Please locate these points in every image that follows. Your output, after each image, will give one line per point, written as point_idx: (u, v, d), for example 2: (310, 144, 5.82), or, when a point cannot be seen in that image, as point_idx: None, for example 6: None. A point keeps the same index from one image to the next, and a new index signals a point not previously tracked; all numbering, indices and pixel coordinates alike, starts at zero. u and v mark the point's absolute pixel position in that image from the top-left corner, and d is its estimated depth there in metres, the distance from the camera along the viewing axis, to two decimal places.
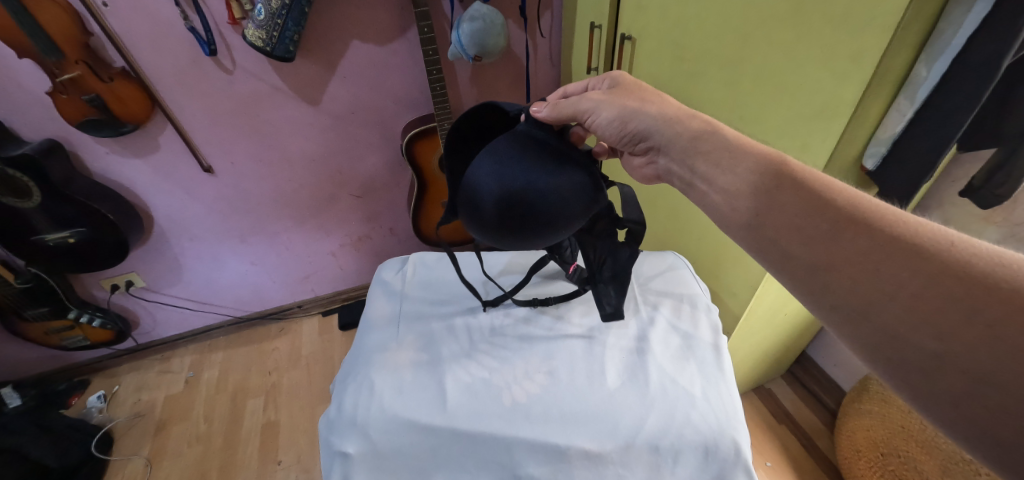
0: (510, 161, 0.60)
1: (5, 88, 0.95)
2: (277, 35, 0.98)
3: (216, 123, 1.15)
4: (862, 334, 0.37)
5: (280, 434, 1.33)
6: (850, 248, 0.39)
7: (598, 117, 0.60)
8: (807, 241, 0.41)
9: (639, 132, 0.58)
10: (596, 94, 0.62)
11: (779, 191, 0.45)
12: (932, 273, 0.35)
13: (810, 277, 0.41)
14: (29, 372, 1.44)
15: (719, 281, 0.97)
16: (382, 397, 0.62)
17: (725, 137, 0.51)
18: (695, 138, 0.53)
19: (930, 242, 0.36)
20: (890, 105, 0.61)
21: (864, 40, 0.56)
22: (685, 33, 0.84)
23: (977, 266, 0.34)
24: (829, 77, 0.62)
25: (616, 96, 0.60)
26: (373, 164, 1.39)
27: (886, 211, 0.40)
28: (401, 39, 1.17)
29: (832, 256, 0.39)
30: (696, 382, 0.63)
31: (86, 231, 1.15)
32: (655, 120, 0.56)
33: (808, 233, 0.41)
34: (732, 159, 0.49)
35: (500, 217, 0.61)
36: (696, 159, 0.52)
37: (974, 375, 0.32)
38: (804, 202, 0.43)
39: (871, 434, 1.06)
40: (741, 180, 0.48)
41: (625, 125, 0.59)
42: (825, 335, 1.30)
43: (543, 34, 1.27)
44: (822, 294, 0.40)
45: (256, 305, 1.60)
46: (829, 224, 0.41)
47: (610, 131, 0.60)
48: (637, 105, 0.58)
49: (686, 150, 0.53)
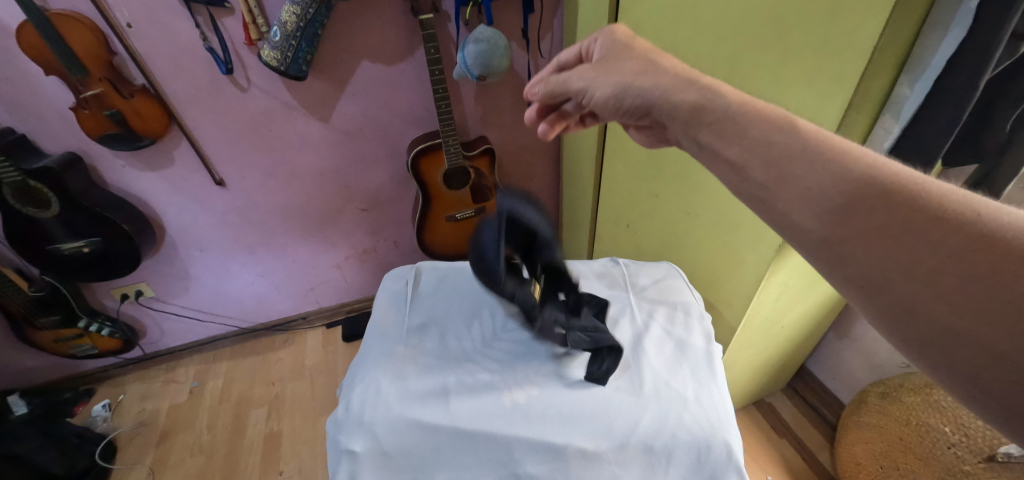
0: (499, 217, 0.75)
1: (31, 104, 1.00)
2: (291, 55, 1.03)
3: (229, 137, 1.20)
4: (878, 308, 0.36)
5: (282, 445, 1.35)
6: (865, 222, 0.36)
7: (591, 96, 0.61)
8: (818, 213, 0.39)
9: (634, 107, 0.57)
10: (588, 71, 0.62)
11: (786, 160, 0.42)
12: (955, 246, 0.32)
13: (824, 251, 0.39)
14: (36, 380, 1.46)
15: (716, 292, 0.99)
16: (388, 398, 0.65)
17: (727, 103, 0.48)
18: (695, 108, 0.50)
19: (954, 211, 0.33)
20: (874, 123, 0.66)
21: (844, 63, 0.60)
22: (679, 54, 0.87)
23: (1004, 236, 0.30)
24: (814, 96, 0.66)
25: (607, 71, 0.59)
26: (379, 178, 1.43)
27: (906, 178, 0.36)
28: (408, 60, 1.22)
29: (846, 230, 0.37)
30: (688, 385, 0.65)
31: (100, 241, 1.18)
32: (650, 94, 0.54)
33: (821, 204, 0.39)
34: (736, 128, 0.46)
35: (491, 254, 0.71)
36: (698, 131, 0.49)
37: (994, 354, 0.30)
38: (816, 171, 0.40)
39: (869, 446, 1.06)
40: (747, 151, 0.45)
41: (620, 103, 0.58)
42: (823, 349, 1.32)
43: (545, 55, 1.32)
44: (838, 267, 0.38)
45: (262, 316, 1.63)
46: (841, 196, 0.38)
47: (605, 108, 0.61)
48: (631, 79, 0.56)
49: (685, 125, 0.51)
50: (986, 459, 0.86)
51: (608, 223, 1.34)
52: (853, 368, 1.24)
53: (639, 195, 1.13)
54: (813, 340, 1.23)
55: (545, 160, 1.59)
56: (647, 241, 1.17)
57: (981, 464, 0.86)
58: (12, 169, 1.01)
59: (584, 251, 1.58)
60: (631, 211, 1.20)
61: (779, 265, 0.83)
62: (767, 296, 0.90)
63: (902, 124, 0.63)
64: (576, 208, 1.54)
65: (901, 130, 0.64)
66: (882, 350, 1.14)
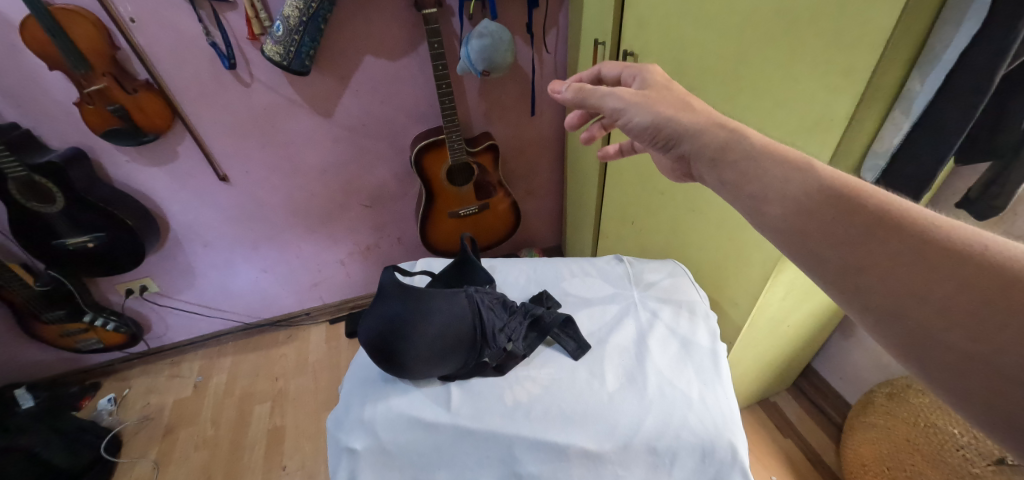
0: (375, 301, 0.67)
1: (35, 99, 1.00)
2: (294, 50, 1.02)
3: (233, 133, 1.20)
4: (891, 332, 0.37)
5: (285, 440, 1.35)
6: (878, 251, 0.38)
7: (629, 119, 0.60)
8: (832, 242, 0.41)
9: (669, 139, 0.57)
10: (628, 93, 0.61)
11: (802, 192, 0.44)
12: (967, 275, 0.34)
13: (838, 278, 0.41)
14: (43, 374, 1.47)
15: (721, 291, 0.98)
16: (389, 396, 0.64)
17: (753, 145, 0.50)
18: (723, 147, 0.52)
19: (963, 244, 0.35)
20: (885, 118, 0.63)
21: (855, 56, 0.59)
22: (686, 49, 0.86)
23: (1013, 269, 0.32)
24: (824, 90, 0.64)
25: (647, 98, 0.59)
26: (382, 174, 1.43)
27: (915, 212, 0.38)
28: (412, 55, 1.21)
29: (860, 258, 0.39)
30: (693, 385, 0.64)
31: (105, 236, 1.18)
32: (686, 129, 0.55)
33: (835, 234, 0.41)
34: (760, 169, 0.48)
35: (429, 340, 0.63)
36: (725, 169, 0.51)
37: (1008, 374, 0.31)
38: (830, 205, 0.42)
39: (876, 448, 1.05)
40: (767, 187, 0.47)
41: (657, 132, 0.58)
42: (829, 348, 1.30)
43: (549, 50, 1.30)
44: (853, 294, 0.39)
45: (266, 311, 1.63)
46: (856, 227, 0.40)
47: (640, 134, 0.60)
48: (671, 113, 0.57)
49: (713, 163, 0.53)
50: (995, 462, 0.84)
51: (612, 220, 1.33)
52: (860, 368, 1.22)
53: (644, 192, 1.12)
54: (819, 339, 1.22)
55: (549, 157, 1.58)
56: (652, 238, 1.16)
57: (989, 467, 0.84)
58: (18, 166, 1.01)
59: (588, 248, 1.57)
60: (636, 209, 1.19)
61: (786, 264, 0.82)
62: (772, 294, 0.89)
63: (914, 119, 0.60)
64: (581, 205, 1.53)
65: (912, 127, 0.61)
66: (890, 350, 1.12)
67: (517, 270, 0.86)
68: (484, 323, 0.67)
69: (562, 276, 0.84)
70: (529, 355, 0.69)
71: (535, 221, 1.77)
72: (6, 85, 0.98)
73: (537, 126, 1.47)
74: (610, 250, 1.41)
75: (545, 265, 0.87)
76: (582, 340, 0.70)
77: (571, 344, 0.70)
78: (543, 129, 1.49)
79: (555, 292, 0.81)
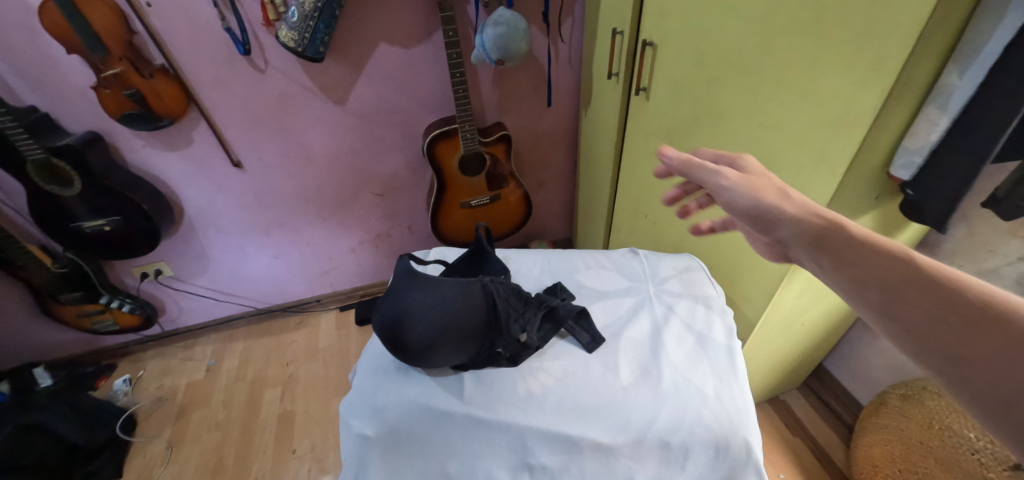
0: (389, 289, 0.68)
1: (54, 82, 1.01)
2: (309, 36, 1.02)
3: (247, 119, 1.20)
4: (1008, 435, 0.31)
5: (295, 425, 1.37)
6: (999, 350, 0.32)
7: (730, 198, 0.54)
8: (939, 335, 0.35)
9: (772, 225, 0.50)
10: (731, 173, 0.55)
11: (906, 279, 0.39)
12: None
13: (942, 372, 0.35)
14: (61, 354, 1.50)
15: (735, 286, 0.97)
16: (402, 384, 0.65)
17: (863, 240, 0.44)
18: (828, 236, 0.45)
19: None
20: (919, 113, 0.61)
21: (885, 48, 0.56)
22: (707, 39, 0.83)
23: None
24: (850, 83, 0.62)
25: (749, 180, 0.53)
26: (394, 163, 1.42)
27: None
28: (426, 43, 1.20)
29: (973, 354, 0.33)
30: (709, 381, 0.63)
31: (121, 219, 1.19)
32: (789, 216, 0.49)
33: (944, 327, 0.35)
34: (862, 257, 0.42)
35: (437, 326, 0.63)
36: (827, 259, 0.45)
37: None
38: (937, 297, 0.37)
39: (888, 449, 1.03)
40: (866, 275, 0.41)
41: (758, 215, 0.51)
42: (843, 348, 1.28)
43: (565, 40, 1.29)
44: (960, 390, 0.34)
45: (277, 297, 1.65)
46: (972, 322, 0.34)
47: (736, 213, 0.54)
48: (774, 201, 0.51)
49: (813, 252, 0.46)
50: (1011, 467, 0.82)
51: (625, 213, 1.32)
52: (874, 368, 1.20)
53: (659, 186, 1.11)
54: (832, 338, 1.20)
55: (562, 149, 1.56)
56: (665, 232, 1.15)
57: (1005, 472, 0.83)
58: (36, 147, 1.02)
59: (599, 241, 1.56)
60: (650, 202, 1.17)
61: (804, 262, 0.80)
62: (789, 292, 0.87)
63: (953, 115, 0.58)
64: (593, 198, 1.51)
65: (951, 122, 0.58)
66: None
67: (530, 261, 0.85)
68: (499, 313, 0.67)
69: (577, 267, 0.83)
70: (542, 347, 0.69)
71: (545, 213, 1.77)
72: (24, 68, 0.98)
73: (550, 116, 1.46)
74: (622, 243, 1.40)
75: (560, 256, 0.86)
76: (597, 333, 0.69)
77: (585, 336, 0.69)
78: (556, 120, 1.47)
79: (569, 284, 0.80)
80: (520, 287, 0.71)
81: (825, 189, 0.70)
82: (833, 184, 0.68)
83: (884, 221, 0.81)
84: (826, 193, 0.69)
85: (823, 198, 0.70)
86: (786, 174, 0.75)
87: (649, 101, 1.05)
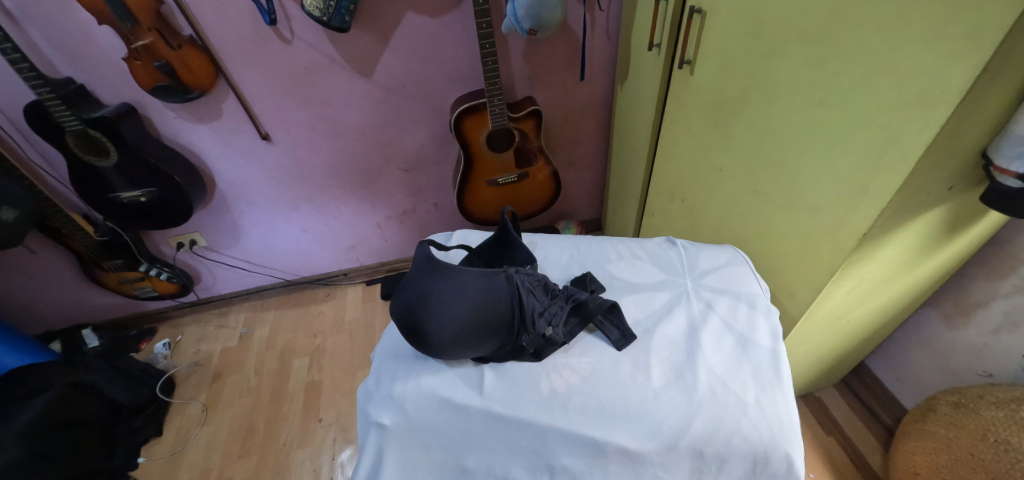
0: (408, 278, 0.66)
1: (88, 53, 1.02)
2: (334, 5, 0.98)
3: (274, 92, 1.19)
4: None
5: (322, 394, 1.40)
6: None
7: None
8: None
9: None
10: None
11: None
12: None
13: None
14: (106, 316, 1.58)
15: (778, 278, 0.90)
16: (420, 374, 0.63)
17: None
18: None
19: None
20: None
21: (986, 13, 0.47)
22: (764, 5, 0.74)
23: None
24: (936, 58, 0.53)
25: None
26: (420, 138, 1.39)
27: None
28: (454, 12, 1.14)
29: None
30: (750, 389, 0.59)
31: (156, 191, 1.22)
32: None
33: None
34: None
35: (456, 320, 0.61)
36: None
37: None
38: None
39: (934, 458, 0.95)
40: None
41: None
42: (888, 345, 1.19)
43: (603, 8, 1.20)
44: None
45: (306, 270, 1.68)
46: None
47: None
48: None
49: None
50: None
51: (660, 196, 1.25)
52: (924, 370, 1.11)
53: (700, 168, 1.03)
54: (879, 336, 1.12)
55: (595, 125, 1.49)
56: (703, 216, 1.08)
57: None
58: (74, 119, 1.04)
59: (631, 223, 1.49)
60: (688, 185, 1.10)
61: (859, 259, 0.73)
62: (839, 290, 0.80)
63: None
64: (626, 179, 1.45)
65: None
66: (961, 354, 1.02)
67: (559, 251, 0.81)
68: (524, 306, 0.64)
69: (608, 257, 0.79)
70: (569, 342, 0.66)
71: (574, 193, 1.71)
72: (57, 37, 0.98)
73: (584, 91, 1.38)
74: (655, 228, 1.34)
75: (589, 244, 0.82)
76: (628, 330, 0.65)
77: (616, 335, 0.65)
78: (589, 95, 1.40)
79: (599, 274, 0.76)
80: (546, 279, 0.69)
81: (892, 177, 0.62)
82: (903, 173, 0.60)
83: (957, 214, 0.73)
84: (894, 181, 0.61)
85: (890, 186, 0.62)
86: (846, 159, 0.67)
87: (693, 76, 0.97)
